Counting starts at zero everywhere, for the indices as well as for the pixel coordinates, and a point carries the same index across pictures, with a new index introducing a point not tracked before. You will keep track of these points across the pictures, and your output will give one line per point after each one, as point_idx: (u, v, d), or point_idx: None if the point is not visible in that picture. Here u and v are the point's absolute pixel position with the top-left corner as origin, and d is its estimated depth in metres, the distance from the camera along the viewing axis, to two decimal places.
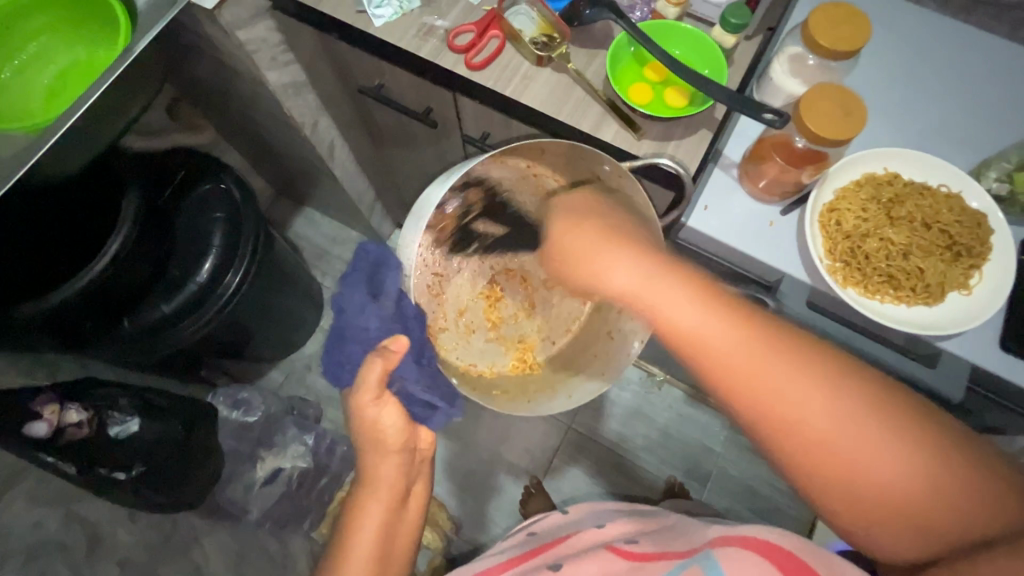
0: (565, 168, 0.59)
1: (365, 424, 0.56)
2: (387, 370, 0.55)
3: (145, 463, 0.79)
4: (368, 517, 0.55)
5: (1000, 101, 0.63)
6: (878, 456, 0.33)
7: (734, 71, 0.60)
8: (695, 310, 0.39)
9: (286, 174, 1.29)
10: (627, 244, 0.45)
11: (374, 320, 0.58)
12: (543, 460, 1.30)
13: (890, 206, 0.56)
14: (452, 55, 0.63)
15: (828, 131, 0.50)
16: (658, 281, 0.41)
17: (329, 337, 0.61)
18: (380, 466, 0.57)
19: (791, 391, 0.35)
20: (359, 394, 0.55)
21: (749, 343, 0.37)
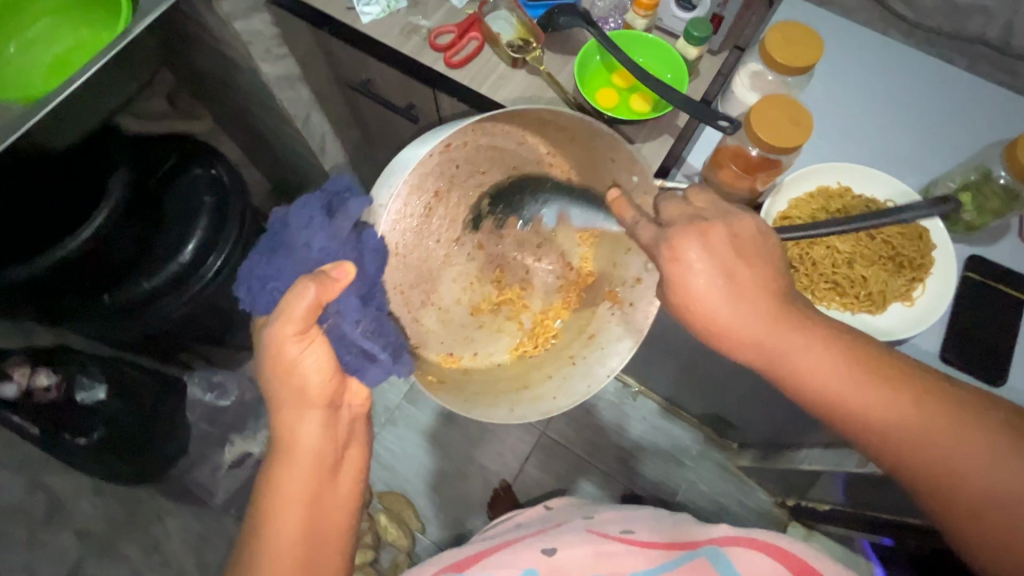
0: (584, 167, 0.62)
1: (286, 367, 0.52)
2: (321, 301, 0.50)
3: (104, 427, 0.83)
4: (292, 490, 0.52)
5: (953, 125, 0.65)
6: (967, 456, 0.43)
7: (698, 82, 0.63)
8: (814, 349, 0.47)
9: (280, 169, 1.32)
10: (744, 257, 0.49)
11: (322, 242, 0.54)
12: (514, 465, 1.30)
13: (838, 218, 0.59)
14: (433, 54, 0.66)
15: (777, 138, 0.52)
16: (762, 316, 0.49)
17: (265, 242, 0.56)
18: (300, 427, 0.54)
19: (893, 408, 0.46)
20: (281, 325, 0.50)
21: (850, 376, 0.47)
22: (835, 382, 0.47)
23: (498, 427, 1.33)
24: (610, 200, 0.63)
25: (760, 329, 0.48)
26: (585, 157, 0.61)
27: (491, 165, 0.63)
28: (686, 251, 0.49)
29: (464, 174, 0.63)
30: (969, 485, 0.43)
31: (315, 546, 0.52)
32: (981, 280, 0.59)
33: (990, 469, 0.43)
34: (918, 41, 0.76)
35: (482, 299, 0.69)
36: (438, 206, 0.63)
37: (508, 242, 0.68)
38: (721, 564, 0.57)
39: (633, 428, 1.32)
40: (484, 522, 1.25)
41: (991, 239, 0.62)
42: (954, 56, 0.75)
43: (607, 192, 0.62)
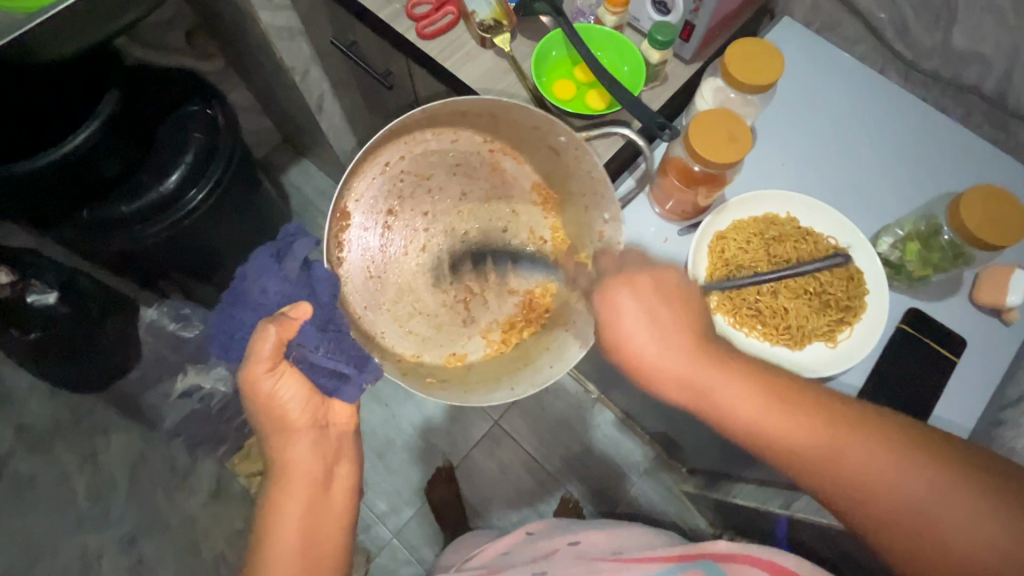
0: (521, 142, 0.64)
1: (267, 403, 0.55)
2: (282, 339, 0.53)
3: (42, 327, 0.89)
4: (287, 511, 0.53)
5: (920, 175, 0.63)
6: (881, 472, 0.45)
7: (660, 90, 0.62)
8: (730, 386, 0.49)
9: (286, 121, 1.35)
10: (666, 310, 0.52)
11: (276, 284, 0.57)
12: (461, 448, 1.31)
13: (772, 244, 0.58)
14: (408, 22, 0.67)
15: (711, 154, 0.51)
16: (683, 354, 0.51)
17: (229, 300, 0.60)
18: (290, 449, 0.56)
19: (803, 431, 0.47)
20: (253, 364, 0.53)
21: (769, 412, 0.48)
22: (749, 414, 0.49)
23: (453, 408, 1.34)
24: (557, 169, 0.63)
25: (681, 365, 0.51)
26: (514, 136, 0.63)
27: (437, 169, 0.65)
28: (628, 314, 0.51)
29: (411, 187, 0.64)
30: (883, 501, 0.45)
31: (315, 559, 0.52)
32: (915, 334, 0.57)
33: (899, 480, 0.45)
34: (915, 83, 0.73)
35: (464, 295, 0.66)
36: (398, 221, 0.64)
37: (476, 234, 0.66)
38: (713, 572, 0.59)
39: (586, 434, 1.32)
40: (422, 497, 1.27)
41: (935, 295, 0.60)
42: (950, 105, 0.71)
43: (551, 160, 0.62)
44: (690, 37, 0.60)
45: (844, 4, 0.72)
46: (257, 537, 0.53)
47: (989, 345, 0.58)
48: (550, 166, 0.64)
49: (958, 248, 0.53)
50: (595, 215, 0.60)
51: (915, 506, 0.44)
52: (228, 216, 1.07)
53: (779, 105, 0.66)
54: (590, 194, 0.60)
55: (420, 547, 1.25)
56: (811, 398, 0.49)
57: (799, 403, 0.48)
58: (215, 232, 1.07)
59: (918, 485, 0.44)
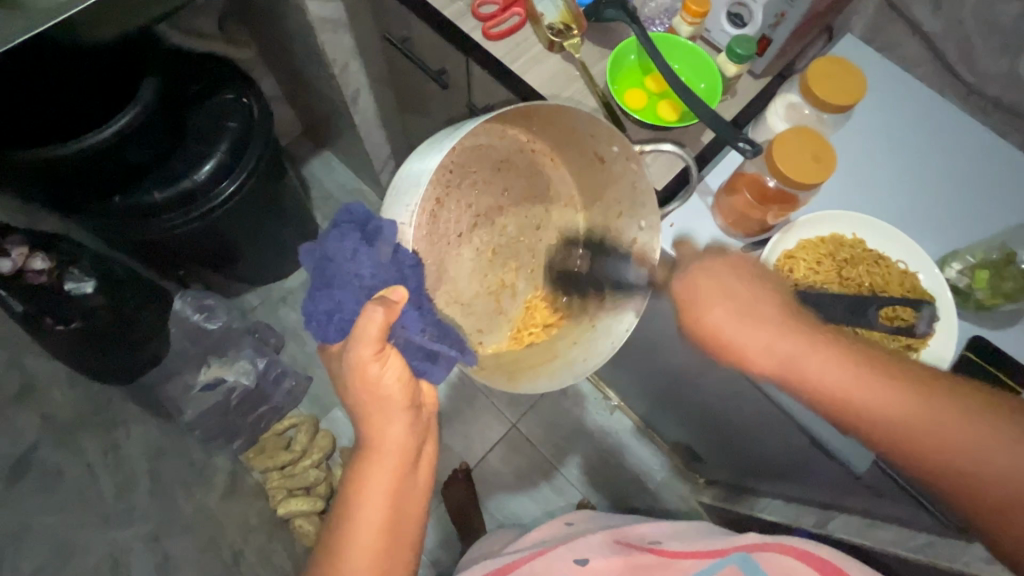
0: (562, 145, 0.60)
1: (365, 386, 0.46)
2: (388, 325, 0.44)
3: (82, 318, 0.87)
4: (374, 488, 0.49)
5: (991, 200, 0.62)
6: (966, 441, 0.43)
7: (731, 103, 0.61)
8: (815, 359, 0.48)
9: (312, 113, 1.33)
10: (733, 282, 0.52)
11: (372, 261, 0.47)
12: (478, 451, 1.30)
13: (845, 266, 0.58)
14: (472, 22, 0.65)
15: (799, 173, 0.50)
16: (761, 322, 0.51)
17: (312, 281, 0.48)
18: (388, 429, 0.49)
19: (883, 396, 0.46)
20: (358, 350, 0.44)
21: (859, 387, 0.47)
22: (826, 379, 0.48)
23: (471, 410, 1.33)
24: (594, 178, 0.61)
25: (744, 332, 0.50)
26: (560, 139, 0.59)
27: (480, 164, 0.59)
28: (702, 286, 0.52)
29: (457, 179, 0.58)
30: (973, 474, 0.43)
31: (397, 530, 0.50)
32: (980, 363, 0.56)
33: (985, 449, 0.43)
34: (974, 107, 0.72)
35: (497, 287, 0.63)
36: (442, 212, 0.58)
37: (511, 229, 0.63)
38: (749, 568, 0.56)
39: (603, 441, 1.31)
40: (438, 498, 1.26)
41: (1001, 323, 0.59)
42: (1008, 131, 0.71)
43: (589, 167, 0.60)
44: (764, 52, 0.59)
45: (907, 26, 0.71)
46: (339, 504, 0.50)
47: None
48: (584, 170, 0.62)
49: None
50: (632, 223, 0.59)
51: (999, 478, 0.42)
52: (254, 209, 1.05)
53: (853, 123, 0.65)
54: (625, 203, 0.59)
55: (436, 549, 1.23)
56: (887, 362, 0.48)
57: (874, 368, 0.47)
58: (241, 222, 1.05)
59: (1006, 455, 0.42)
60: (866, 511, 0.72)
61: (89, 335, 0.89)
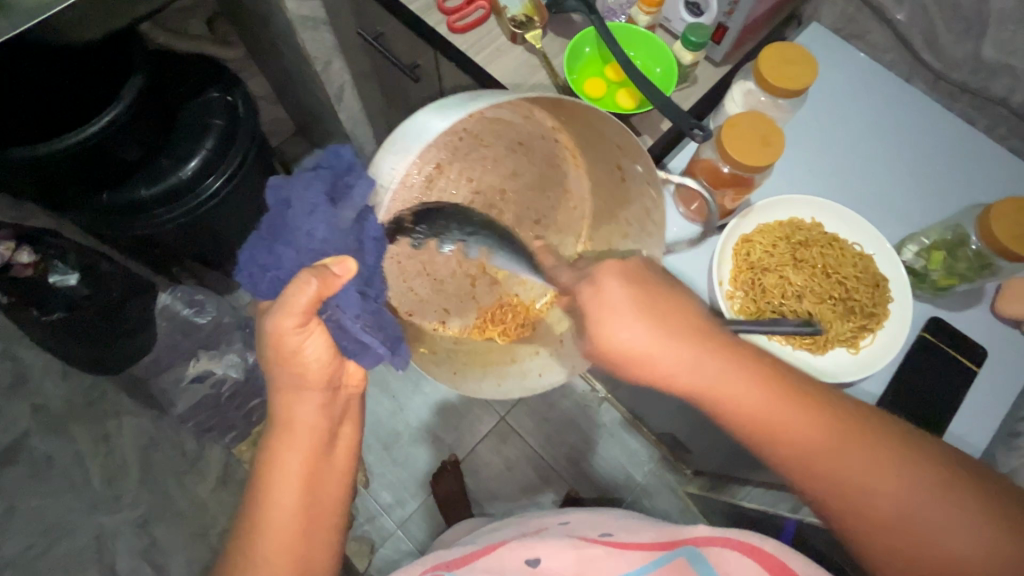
0: (591, 146, 0.56)
1: (283, 358, 0.49)
2: (321, 295, 0.46)
3: (65, 309, 0.91)
4: (288, 471, 0.51)
5: (944, 188, 0.64)
6: (874, 479, 0.43)
7: (690, 91, 0.62)
8: (726, 382, 0.47)
9: (302, 111, 1.35)
10: (652, 308, 0.48)
11: (325, 227, 0.48)
12: (467, 442, 1.32)
13: (797, 249, 0.59)
14: (439, 16, 0.67)
15: (744, 156, 0.51)
16: (677, 347, 0.48)
17: (264, 224, 0.50)
18: (298, 407, 0.52)
19: (795, 416, 0.45)
20: (276, 320, 0.46)
21: (767, 409, 0.46)
22: (746, 401, 0.46)
23: (459, 403, 1.34)
24: (610, 191, 0.59)
25: (665, 352, 0.48)
26: (586, 139, 0.55)
27: (496, 138, 0.57)
28: (620, 310, 0.48)
29: (466, 148, 0.56)
30: (856, 497, 0.43)
31: (313, 520, 0.51)
32: (936, 344, 0.57)
33: (890, 485, 0.42)
34: (942, 93, 0.73)
35: (475, 271, 0.65)
36: (440, 179, 0.56)
37: (509, 218, 0.63)
38: (700, 565, 0.54)
39: (592, 433, 1.32)
40: (427, 489, 1.28)
41: (957, 305, 0.60)
42: (975, 116, 0.72)
43: (609, 181, 0.58)
44: (721, 39, 0.60)
45: (871, 13, 0.72)
46: (255, 488, 0.51)
47: (1011, 357, 0.58)
48: (602, 181, 0.60)
49: (984, 258, 0.54)
50: (628, 244, 0.59)
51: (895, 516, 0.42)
52: (245, 205, 1.07)
53: (809, 114, 0.67)
54: (633, 226, 0.58)
55: (424, 540, 1.25)
56: (779, 382, 0.47)
57: (776, 391, 0.46)
58: (230, 218, 1.07)
59: (914, 495, 0.42)
60: None
61: (72, 326, 0.93)
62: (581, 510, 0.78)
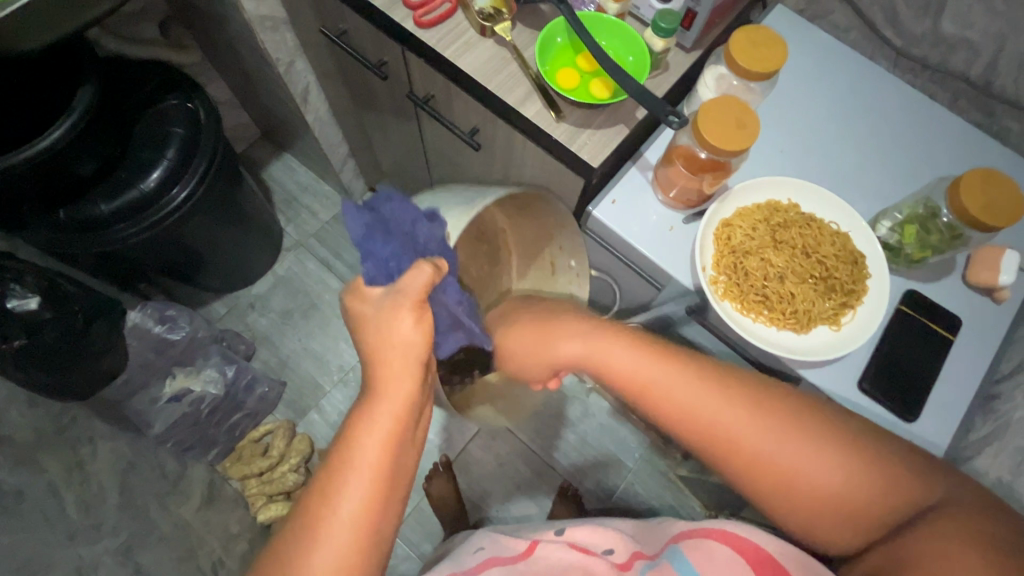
0: (526, 216, 0.70)
1: (386, 322, 0.50)
2: (433, 283, 0.52)
3: (27, 334, 0.85)
4: (373, 434, 0.45)
5: (911, 163, 0.65)
6: (805, 464, 0.47)
7: (663, 78, 0.62)
8: (625, 354, 0.55)
9: (266, 114, 1.31)
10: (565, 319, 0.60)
11: (428, 234, 0.58)
12: (458, 441, 1.31)
13: (777, 230, 0.59)
14: (404, 11, 0.65)
15: (723, 142, 0.51)
16: (584, 335, 0.57)
17: (371, 226, 0.58)
18: (393, 379, 0.48)
19: (732, 413, 0.49)
20: (402, 290, 0.50)
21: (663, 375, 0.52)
22: (682, 399, 0.51)
23: (447, 402, 1.33)
24: (540, 243, 0.73)
25: (605, 353, 0.55)
26: (527, 203, 0.68)
27: (461, 210, 0.71)
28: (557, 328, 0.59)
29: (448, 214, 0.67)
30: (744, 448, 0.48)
31: (386, 503, 0.44)
32: (914, 315, 0.59)
33: (807, 466, 0.47)
34: (904, 70, 0.75)
35: None
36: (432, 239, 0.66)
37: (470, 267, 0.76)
38: (681, 564, 0.52)
39: (582, 424, 1.32)
40: (421, 492, 1.27)
41: (930, 276, 0.61)
42: (937, 91, 0.74)
43: (540, 237, 0.72)
44: (691, 25, 0.60)
45: None
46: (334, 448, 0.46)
47: (983, 324, 0.60)
48: (535, 240, 0.73)
49: (955, 229, 0.56)
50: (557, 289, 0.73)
51: (812, 487, 0.46)
52: (211, 212, 1.03)
53: (780, 96, 0.68)
54: (568, 269, 0.70)
55: (420, 543, 1.24)
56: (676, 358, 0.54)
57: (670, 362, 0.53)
58: (196, 230, 1.03)
59: (830, 468, 0.46)
60: None
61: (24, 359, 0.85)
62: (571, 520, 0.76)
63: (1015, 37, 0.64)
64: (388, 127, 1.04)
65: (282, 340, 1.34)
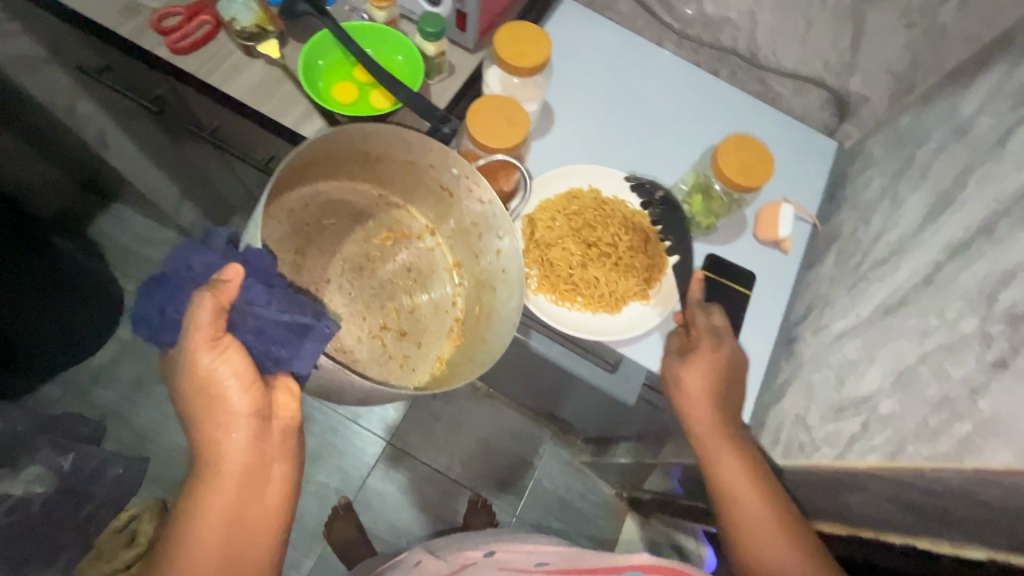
0: (411, 187, 0.61)
1: (199, 381, 0.46)
2: (223, 308, 0.45)
3: None
4: (207, 511, 0.46)
5: (695, 139, 0.70)
6: None
7: (446, 84, 0.61)
8: (728, 455, 0.51)
9: (74, 165, 1.16)
10: (717, 377, 0.54)
11: (205, 260, 0.51)
12: (357, 479, 1.24)
13: (574, 219, 0.61)
14: (157, 38, 0.60)
15: (497, 142, 0.52)
16: (708, 407, 0.53)
17: (147, 286, 0.52)
18: (224, 440, 0.47)
19: (781, 550, 0.47)
20: (192, 335, 0.44)
21: (750, 484, 0.50)
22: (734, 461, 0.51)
23: (339, 441, 1.25)
24: (450, 209, 0.61)
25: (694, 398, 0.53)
26: (393, 171, 0.59)
27: (338, 215, 0.60)
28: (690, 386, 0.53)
29: (316, 230, 0.59)
30: None
31: (236, 571, 0.46)
32: (714, 279, 0.63)
33: None
34: (686, 51, 0.80)
35: (378, 329, 0.60)
36: (306, 261, 0.58)
37: (384, 271, 0.61)
38: None
39: (483, 432, 1.30)
40: (322, 542, 1.18)
41: (726, 239, 0.66)
42: (718, 67, 0.80)
43: (443, 203, 0.61)
44: (465, 26, 0.59)
45: None
46: (175, 521, 0.47)
47: (776, 274, 0.65)
48: (442, 212, 0.62)
49: (730, 194, 0.60)
50: (490, 243, 0.59)
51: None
52: None
53: (572, 88, 0.70)
54: (479, 220, 0.59)
55: None
56: (763, 481, 0.51)
57: (747, 474, 0.51)
58: None
59: None
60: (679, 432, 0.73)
61: None
62: (510, 538, 0.76)
63: (762, 13, 0.71)
64: (207, 161, 0.96)
65: (136, 412, 1.21)
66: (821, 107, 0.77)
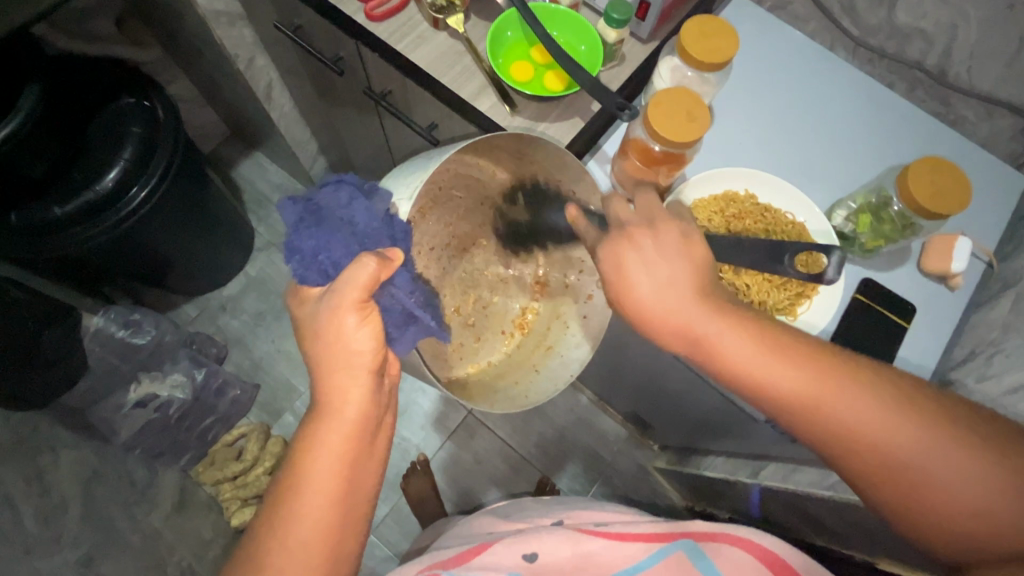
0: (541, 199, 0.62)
1: (338, 340, 0.46)
2: (378, 280, 0.45)
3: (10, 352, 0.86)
4: (326, 453, 0.47)
5: (865, 155, 0.66)
6: (947, 472, 0.39)
7: (618, 70, 0.62)
8: (731, 333, 0.44)
9: (234, 113, 1.28)
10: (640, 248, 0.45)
11: (368, 215, 0.50)
12: (436, 440, 1.30)
13: (732, 222, 0.60)
14: (356, 4, 0.64)
15: (674, 132, 0.51)
16: (684, 299, 0.45)
17: (300, 221, 0.49)
18: (346, 392, 0.48)
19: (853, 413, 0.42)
20: (345, 295, 0.45)
21: (783, 366, 0.43)
22: (742, 341, 0.44)
23: (425, 402, 1.32)
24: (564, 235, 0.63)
25: (698, 317, 0.44)
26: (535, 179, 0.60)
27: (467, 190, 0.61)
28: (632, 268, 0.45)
29: (444, 197, 0.59)
30: (881, 452, 0.41)
31: (348, 506, 0.48)
32: (869, 304, 0.59)
33: (952, 479, 0.39)
34: (861, 60, 0.75)
35: (451, 311, 0.62)
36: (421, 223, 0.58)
37: (477, 260, 0.64)
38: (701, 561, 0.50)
39: (560, 420, 1.32)
40: (399, 493, 1.26)
41: (886, 265, 0.62)
42: (894, 80, 0.74)
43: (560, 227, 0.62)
44: (645, 15, 0.59)
45: None
46: (289, 464, 0.48)
47: (936, 309, 0.61)
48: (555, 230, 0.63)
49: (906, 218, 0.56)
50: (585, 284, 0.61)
51: (954, 513, 0.39)
52: (176, 213, 1.02)
53: (741, 88, 0.68)
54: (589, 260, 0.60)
55: (400, 542, 1.24)
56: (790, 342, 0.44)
57: (769, 351, 0.44)
58: (156, 235, 1.02)
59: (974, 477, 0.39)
60: (789, 458, 0.69)
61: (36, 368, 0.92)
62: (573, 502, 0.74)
63: (966, 27, 0.64)
64: (352, 123, 1.02)
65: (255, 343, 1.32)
66: (1011, 136, 0.69)
